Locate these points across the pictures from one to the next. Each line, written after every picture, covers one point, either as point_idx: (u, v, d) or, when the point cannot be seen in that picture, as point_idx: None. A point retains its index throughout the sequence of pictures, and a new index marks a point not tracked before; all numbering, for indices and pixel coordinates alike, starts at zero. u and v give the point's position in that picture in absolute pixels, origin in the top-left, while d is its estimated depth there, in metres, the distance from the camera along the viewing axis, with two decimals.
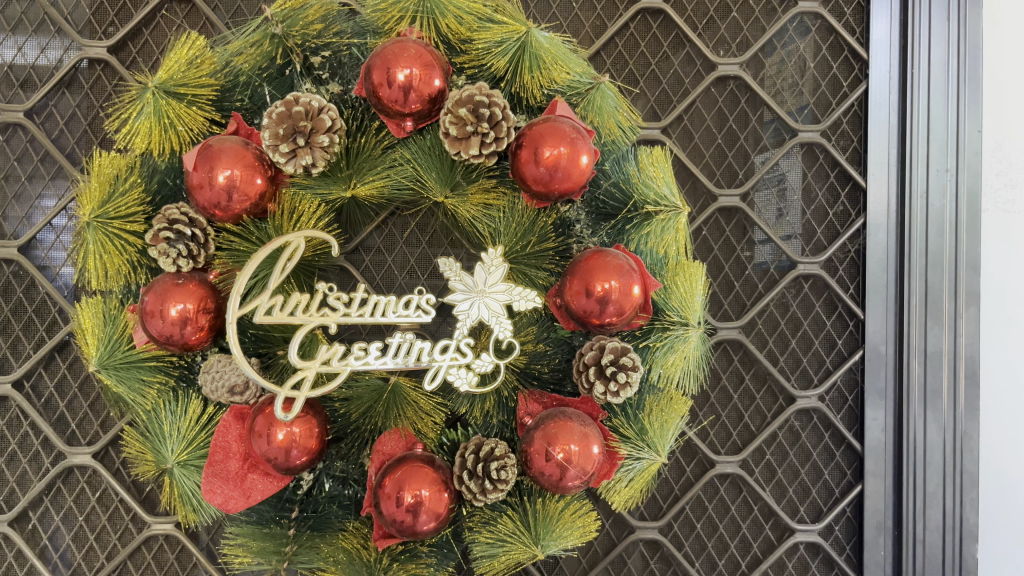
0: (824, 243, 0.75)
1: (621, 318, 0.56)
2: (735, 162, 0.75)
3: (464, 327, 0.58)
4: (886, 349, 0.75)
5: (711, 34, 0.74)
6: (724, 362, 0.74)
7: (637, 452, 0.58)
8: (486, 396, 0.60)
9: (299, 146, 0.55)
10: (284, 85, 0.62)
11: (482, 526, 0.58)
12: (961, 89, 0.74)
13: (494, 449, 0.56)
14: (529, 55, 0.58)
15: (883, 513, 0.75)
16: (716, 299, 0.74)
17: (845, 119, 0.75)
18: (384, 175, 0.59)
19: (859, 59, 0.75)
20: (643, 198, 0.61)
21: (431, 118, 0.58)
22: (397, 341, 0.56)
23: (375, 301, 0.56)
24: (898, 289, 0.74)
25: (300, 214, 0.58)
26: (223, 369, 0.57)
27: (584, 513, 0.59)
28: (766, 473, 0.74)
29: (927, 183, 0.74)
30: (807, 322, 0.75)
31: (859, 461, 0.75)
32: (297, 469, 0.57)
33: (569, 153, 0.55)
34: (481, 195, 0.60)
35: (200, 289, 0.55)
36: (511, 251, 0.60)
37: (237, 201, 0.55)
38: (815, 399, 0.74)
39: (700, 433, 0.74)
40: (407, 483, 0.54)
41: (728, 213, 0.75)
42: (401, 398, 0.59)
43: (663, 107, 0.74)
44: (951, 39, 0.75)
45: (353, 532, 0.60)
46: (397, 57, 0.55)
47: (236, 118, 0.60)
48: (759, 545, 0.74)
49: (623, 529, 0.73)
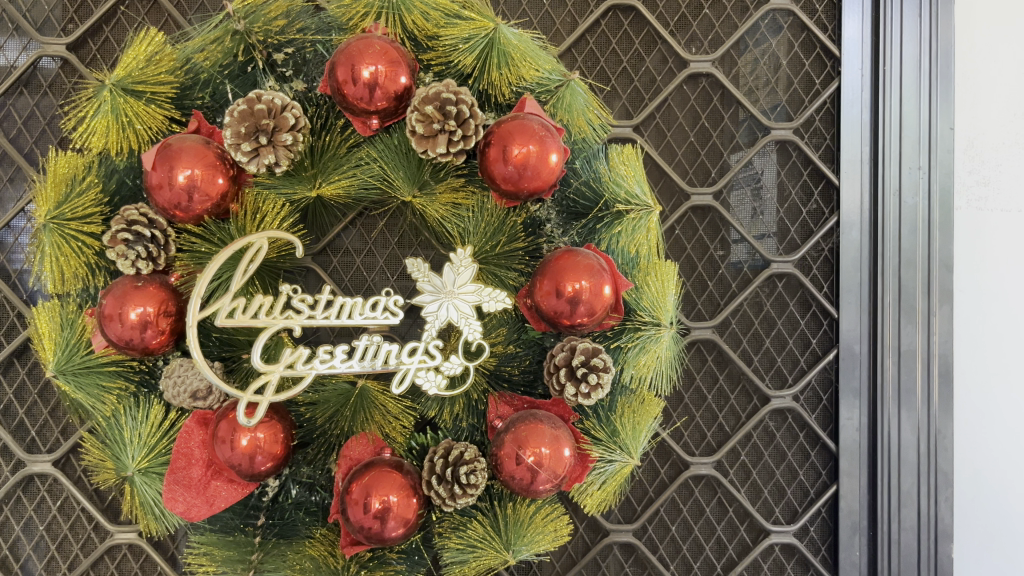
0: (797, 242, 0.74)
1: (592, 319, 0.55)
2: (708, 161, 0.74)
3: (432, 330, 0.57)
4: (861, 348, 0.74)
5: (683, 31, 0.74)
6: (698, 363, 0.74)
7: (609, 454, 0.57)
8: (455, 399, 0.59)
9: (261, 144, 0.54)
10: (246, 82, 0.60)
11: (451, 531, 0.57)
12: (934, 87, 0.74)
13: (463, 454, 0.55)
14: (497, 52, 0.57)
15: (858, 513, 0.74)
16: (689, 299, 0.74)
17: (818, 117, 0.75)
18: (350, 174, 0.58)
19: (831, 56, 0.75)
20: (613, 197, 0.60)
21: (397, 116, 0.57)
22: (363, 343, 0.55)
23: (342, 303, 0.55)
24: (872, 287, 0.74)
25: (263, 215, 0.57)
26: (185, 374, 0.56)
27: (555, 517, 0.59)
28: (740, 474, 0.74)
29: (899, 180, 0.74)
30: (781, 321, 0.74)
31: (834, 462, 0.75)
32: (262, 475, 0.56)
33: (537, 151, 0.54)
34: (450, 194, 0.59)
35: (160, 292, 0.54)
36: (481, 251, 0.59)
37: (198, 201, 0.54)
38: (789, 399, 0.73)
39: (674, 433, 0.73)
40: (374, 489, 0.53)
41: (701, 212, 0.74)
42: (368, 402, 0.57)
43: (635, 106, 0.73)
44: (923, 36, 0.74)
45: (321, 539, 0.59)
46: (362, 53, 0.54)
47: (197, 116, 0.58)
48: (734, 547, 0.74)
49: (596, 532, 0.72)
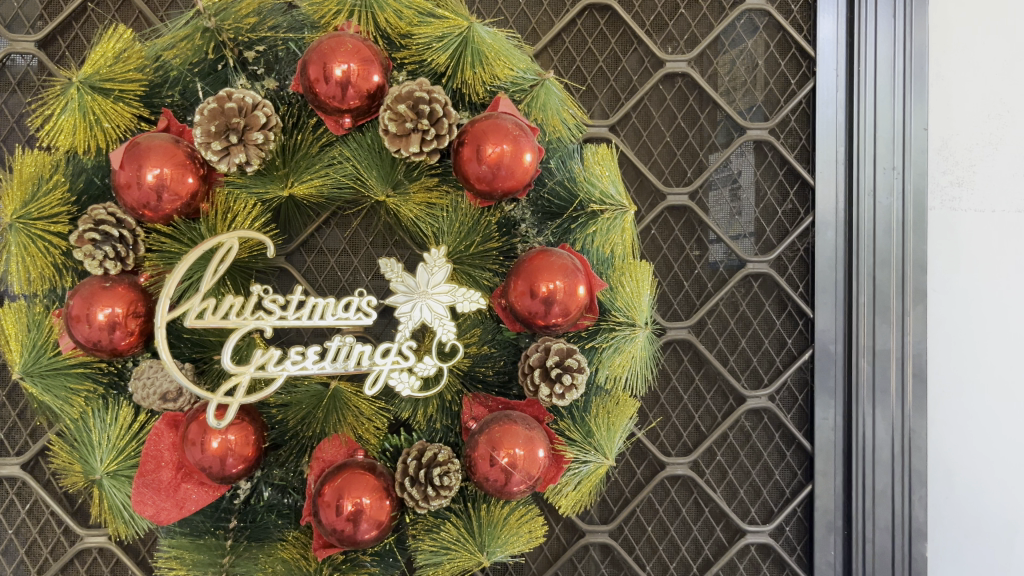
0: (773, 242, 0.74)
1: (567, 319, 0.55)
2: (684, 160, 0.74)
3: (406, 330, 0.56)
4: (836, 348, 0.74)
5: (658, 31, 0.74)
6: (673, 363, 0.74)
7: (583, 455, 0.57)
8: (429, 400, 0.58)
9: (231, 143, 0.53)
10: (217, 81, 0.60)
11: (425, 533, 0.56)
12: (908, 87, 0.74)
13: (437, 455, 0.55)
14: (470, 51, 0.57)
15: (833, 513, 0.74)
16: (665, 299, 0.74)
17: (793, 117, 0.75)
18: (322, 173, 0.57)
19: (806, 57, 0.75)
20: (588, 196, 0.60)
21: (370, 115, 0.57)
22: (336, 344, 0.54)
23: (314, 304, 0.54)
24: (847, 287, 0.74)
25: (234, 215, 0.57)
26: (155, 376, 0.55)
27: (529, 518, 0.58)
28: (716, 474, 0.74)
29: (874, 181, 0.74)
30: (757, 321, 0.74)
31: (809, 462, 0.75)
32: (233, 477, 0.55)
33: (511, 150, 0.54)
34: (423, 193, 0.59)
35: (129, 293, 0.53)
36: (455, 251, 0.58)
37: (168, 200, 0.53)
38: (764, 399, 0.73)
39: (649, 434, 0.73)
40: (347, 491, 0.52)
41: (677, 213, 0.74)
42: (341, 403, 0.57)
43: (611, 106, 0.73)
44: (897, 37, 0.74)
45: (293, 542, 0.58)
46: (334, 51, 0.53)
47: (167, 115, 0.58)
48: (710, 547, 0.74)
49: (572, 533, 0.72)
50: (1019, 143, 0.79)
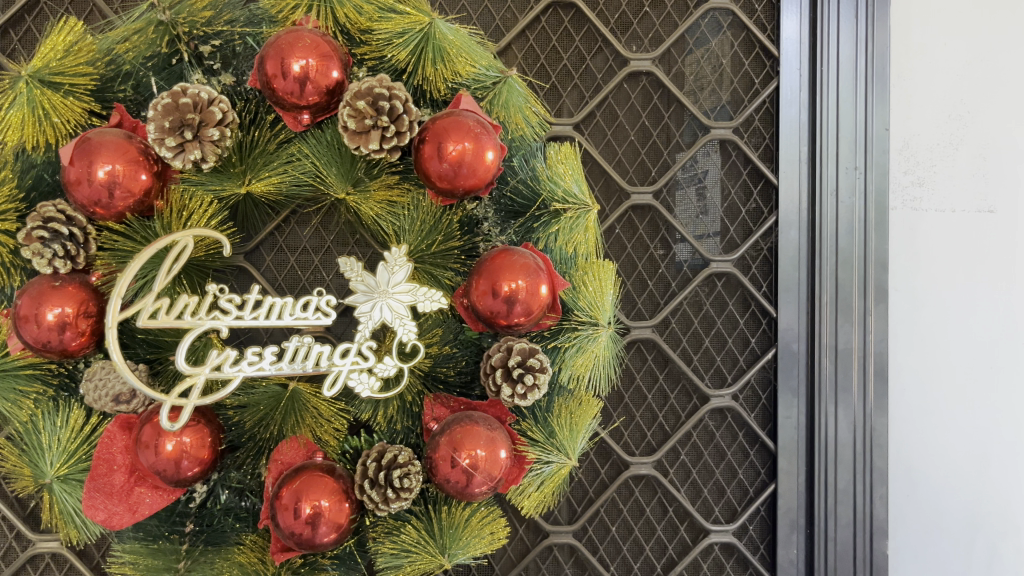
0: (737, 241, 0.75)
1: (529, 318, 0.54)
2: (648, 160, 0.74)
3: (366, 330, 0.55)
4: (799, 347, 0.74)
5: (623, 29, 0.73)
6: (638, 362, 0.74)
7: (545, 455, 0.56)
8: (389, 401, 0.58)
9: (186, 140, 0.52)
10: (172, 75, 0.58)
11: (385, 535, 0.56)
12: (870, 88, 0.75)
13: (397, 456, 0.54)
14: (431, 47, 0.56)
15: (795, 512, 0.74)
16: (630, 298, 0.73)
17: (757, 116, 0.75)
18: (281, 170, 0.57)
19: (771, 56, 0.75)
20: (551, 195, 0.59)
21: (329, 111, 0.56)
22: (293, 345, 0.53)
23: (271, 303, 0.53)
24: (810, 286, 0.75)
25: (189, 213, 0.55)
26: (107, 377, 0.54)
27: (492, 520, 0.58)
28: (680, 474, 0.74)
29: (837, 180, 0.74)
30: (720, 320, 0.74)
31: (772, 461, 0.75)
32: (188, 481, 0.54)
33: (473, 148, 0.53)
34: (384, 191, 0.58)
35: (80, 292, 0.52)
36: (416, 250, 0.58)
37: (120, 197, 0.52)
38: (727, 398, 0.73)
39: (613, 433, 0.73)
40: (305, 493, 0.51)
41: (642, 212, 0.74)
42: (299, 404, 0.56)
43: (576, 104, 0.73)
44: (859, 38, 0.75)
45: (251, 546, 0.57)
46: (292, 47, 0.52)
47: (119, 110, 0.56)
48: (674, 547, 0.73)
49: (537, 534, 0.71)
50: (979, 143, 0.80)
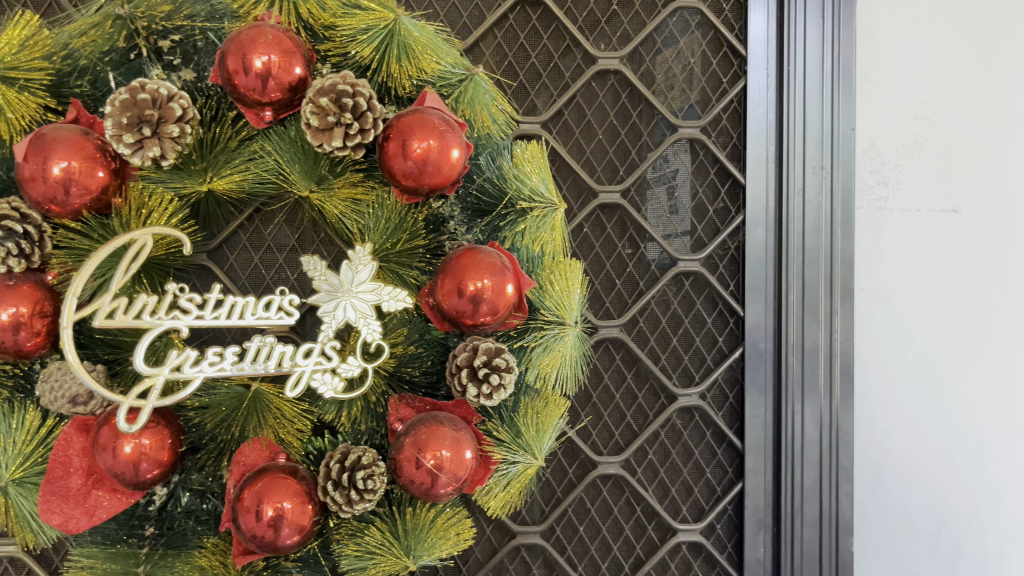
0: (705, 240, 0.75)
1: (495, 317, 0.54)
2: (616, 159, 0.74)
3: (329, 330, 0.54)
4: (766, 346, 0.75)
5: (590, 27, 0.73)
6: (606, 361, 0.73)
7: (511, 456, 0.56)
8: (353, 401, 0.57)
9: (144, 136, 0.51)
10: (131, 71, 0.57)
11: (348, 538, 0.55)
12: (836, 88, 0.75)
13: (361, 458, 0.53)
14: (397, 43, 0.56)
15: (762, 510, 0.75)
16: (598, 297, 0.73)
17: (725, 115, 0.75)
18: (243, 168, 0.56)
19: (738, 55, 0.75)
20: (517, 194, 0.58)
21: (292, 108, 0.55)
22: (255, 345, 0.52)
23: (232, 303, 0.52)
24: (777, 285, 0.75)
25: (149, 211, 0.54)
26: (63, 378, 0.53)
27: (457, 521, 0.57)
28: (648, 473, 0.74)
29: (803, 179, 0.75)
30: (688, 319, 0.74)
31: (739, 459, 0.75)
32: (147, 484, 0.53)
33: (438, 146, 0.53)
34: (348, 189, 0.58)
35: (35, 292, 0.50)
36: (380, 249, 0.57)
37: (76, 194, 0.50)
38: (695, 397, 0.74)
39: (581, 433, 0.73)
40: (267, 495, 0.50)
41: (609, 211, 0.73)
42: (262, 406, 0.55)
43: (543, 102, 0.72)
44: (825, 38, 0.75)
45: (212, 549, 0.57)
46: (253, 42, 0.51)
47: (75, 106, 0.55)
48: (642, 546, 0.73)
49: (504, 534, 0.71)
50: (943, 143, 0.80)
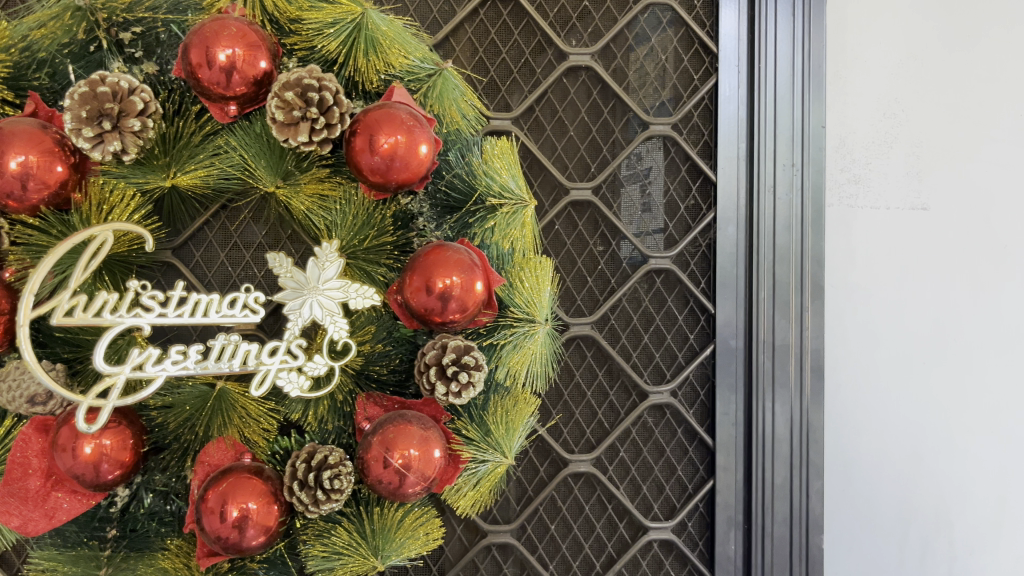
0: (676, 237, 0.75)
1: (464, 315, 0.54)
2: (587, 156, 0.73)
3: (295, 328, 0.53)
4: (736, 343, 0.75)
5: (561, 23, 0.73)
6: (577, 359, 0.73)
7: (480, 455, 0.55)
8: (320, 400, 0.56)
9: (105, 129, 0.50)
10: (91, 63, 0.56)
11: (314, 539, 0.54)
12: (807, 86, 0.75)
13: (328, 457, 0.53)
14: (364, 37, 0.55)
15: (733, 507, 0.75)
16: (569, 294, 0.73)
17: (696, 112, 0.75)
18: (207, 163, 0.55)
19: (709, 52, 0.75)
20: (486, 190, 0.58)
21: (257, 102, 0.55)
22: (220, 343, 0.51)
23: (196, 300, 0.51)
24: (748, 282, 0.75)
25: (110, 206, 0.53)
26: (21, 377, 0.52)
27: (427, 520, 0.57)
28: (620, 471, 0.73)
29: (774, 176, 0.75)
30: (659, 316, 0.74)
31: (711, 456, 0.75)
32: (108, 485, 0.52)
33: (406, 141, 0.52)
34: (315, 184, 0.57)
35: None
36: (348, 245, 0.57)
37: (34, 188, 0.49)
38: (666, 394, 0.74)
39: (553, 431, 0.72)
40: (232, 496, 0.50)
41: (581, 208, 0.73)
42: (228, 404, 0.54)
43: (514, 98, 0.72)
44: (796, 37, 0.75)
45: (175, 551, 0.55)
46: (217, 36, 0.50)
47: (34, 98, 0.54)
48: (613, 544, 0.73)
49: (475, 534, 0.70)
50: (913, 141, 0.81)
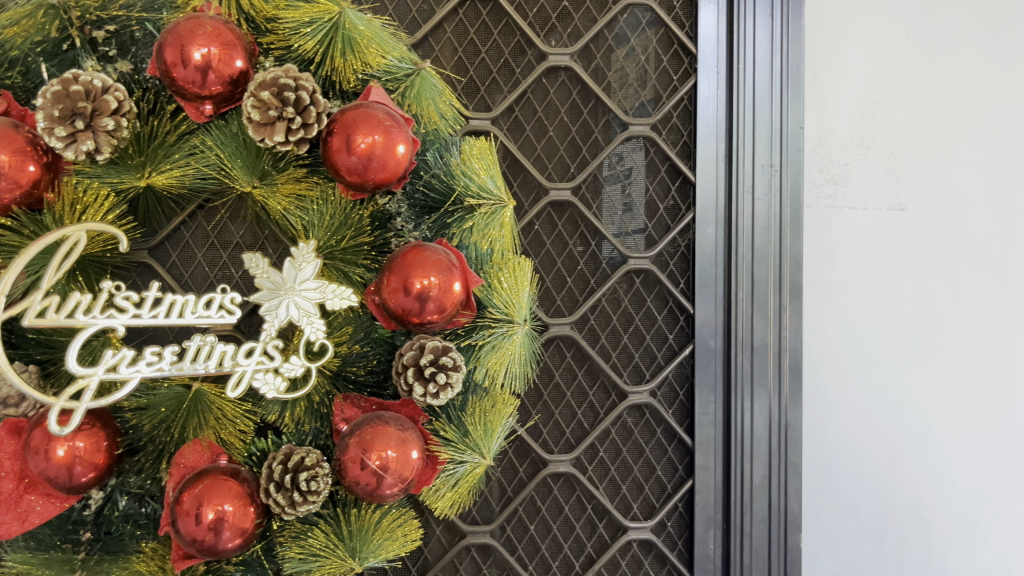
0: (655, 238, 0.75)
1: (442, 316, 0.53)
2: (567, 156, 0.73)
3: (271, 329, 0.53)
4: (715, 343, 0.75)
5: (541, 22, 0.73)
6: (557, 359, 0.73)
7: (458, 455, 0.55)
8: (297, 401, 0.56)
9: (78, 129, 0.49)
10: (64, 62, 0.56)
11: (292, 540, 0.54)
12: (785, 88, 0.76)
13: (305, 458, 0.52)
14: (340, 37, 0.55)
15: (712, 507, 0.75)
16: (549, 294, 0.73)
17: (676, 113, 0.75)
18: (183, 163, 0.55)
19: (688, 53, 0.76)
20: (464, 190, 0.58)
21: (234, 102, 0.54)
22: (195, 344, 0.50)
23: (172, 300, 0.50)
24: (726, 283, 0.75)
25: (84, 207, 0.52)
26: None
27: (405, 521, 0.56)
28: (599, 471, 0.73)
29: (752, 177, 0.75)
30: (639, 316, 0.74)
31: (689, 457, 0.75)
32: (81, 488, 0.51)
33: (383, 141, 0.52)
34: (291, 185, 0.57)
35: None
36: (325, 246, 0.56)
37: (5, 189, 0.48)
38: (645, 394, 0.74)
39: (532, 431, 0.72)
40: (207, 498, 0.49)
41: (560, 208, 0.73)
42: (203, 405, 0.54)
43: (493, 98, 0.72)
44: (774, 38, 0.76)
45: (149, 554, 0.55)
46: (192, 34, 0.50)
47: (5, 97, 0.53)
48: (593, 544, 0.73)
49: (454, 534, 0.70)
50: (890, 142, 0.81)
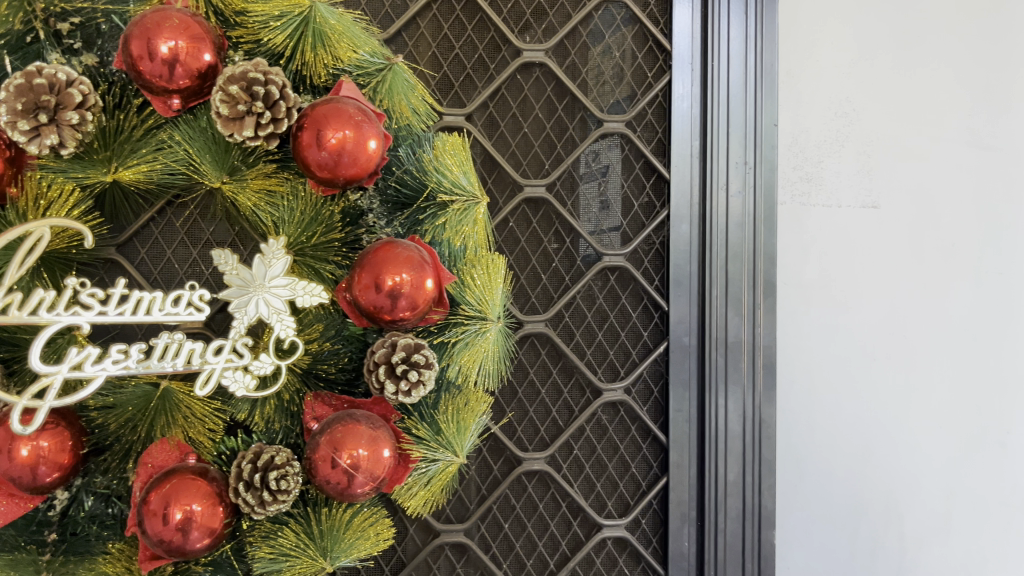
0: (630, 235, 0.75)
1: (414, 313, 0.53)
2: (542, 152, 0.73)
3: (241, 326, 0.53)
4: (690, 340, 0.75)
5: (515, 18, 0.72)
6: (532, 356, 0.73)
7: (431, 453, 0.55)
8: (266, 399, 0.56)
9: (41, 123, 0.48)
10: (28, 55, 0.54)
11: (262, 540, 0.53)
12: (760, 85, 0.76)
13: (274, 458, 0.52)
14: (311, 31, 0.54)
15: (687, 504, 0.75)
16: (523, 291, 0.72)
17: (650, 110, 0.75)
18: (151, 158, 0.54)
19: (663, 50, 0.75)
20: (437, 186, 0.57)
21: (202, 96, 0.53)
22: (162, 342, 0.50)
23: (139, 298, 0.50)
24: (701, 280, 0.75)
25: (48, 203, 0.51)
26: None
27: (376, 520, 0.56)
28: (574, 468, 0.73)
29: (727, 175, 0.75)
30: (613, 314, 0.74)
31: (664, 453, 0.75)
32: (46, 488, 0.50)
33: (354, 137, 0.51)
34: (261, 180, 0.56)
35: None
36: (295, 242, 0.56)
37: None
38: (620, 391, 0.74)
39: (507, 429, 0.72)
40: (175, 497, 0.48)
41: (535, 205, 0.73)
42: (171, 403, 0.54)
43: (467, 94, 0.71)
44: (748, 35, 0.76)
45: (116, 555, 0.54)
46: (159, 27, 0.49)
47: None
48: (567, 542, 0.73)
49: (427, 533, 0.69)
50: (864, 140, 0.82)
